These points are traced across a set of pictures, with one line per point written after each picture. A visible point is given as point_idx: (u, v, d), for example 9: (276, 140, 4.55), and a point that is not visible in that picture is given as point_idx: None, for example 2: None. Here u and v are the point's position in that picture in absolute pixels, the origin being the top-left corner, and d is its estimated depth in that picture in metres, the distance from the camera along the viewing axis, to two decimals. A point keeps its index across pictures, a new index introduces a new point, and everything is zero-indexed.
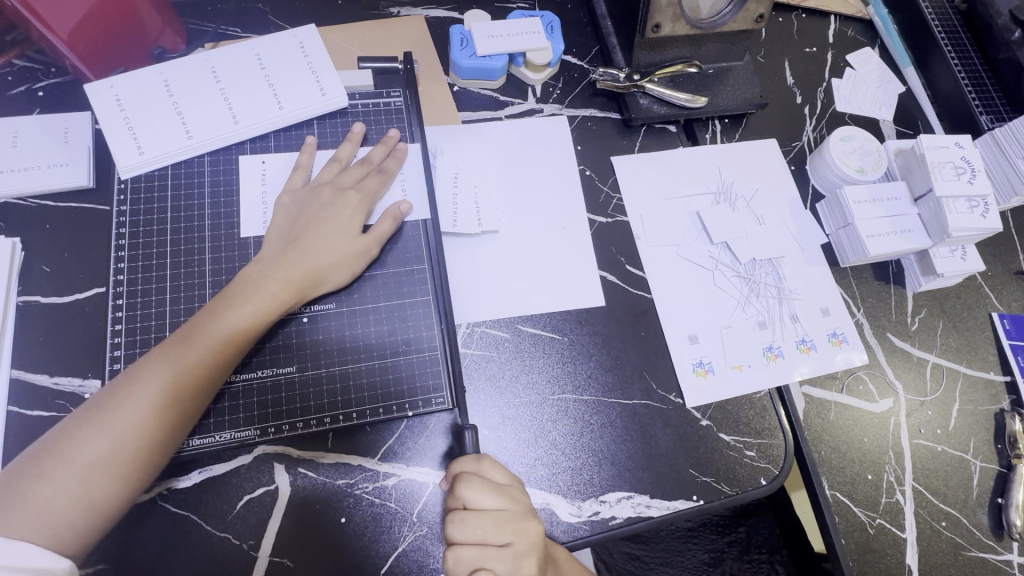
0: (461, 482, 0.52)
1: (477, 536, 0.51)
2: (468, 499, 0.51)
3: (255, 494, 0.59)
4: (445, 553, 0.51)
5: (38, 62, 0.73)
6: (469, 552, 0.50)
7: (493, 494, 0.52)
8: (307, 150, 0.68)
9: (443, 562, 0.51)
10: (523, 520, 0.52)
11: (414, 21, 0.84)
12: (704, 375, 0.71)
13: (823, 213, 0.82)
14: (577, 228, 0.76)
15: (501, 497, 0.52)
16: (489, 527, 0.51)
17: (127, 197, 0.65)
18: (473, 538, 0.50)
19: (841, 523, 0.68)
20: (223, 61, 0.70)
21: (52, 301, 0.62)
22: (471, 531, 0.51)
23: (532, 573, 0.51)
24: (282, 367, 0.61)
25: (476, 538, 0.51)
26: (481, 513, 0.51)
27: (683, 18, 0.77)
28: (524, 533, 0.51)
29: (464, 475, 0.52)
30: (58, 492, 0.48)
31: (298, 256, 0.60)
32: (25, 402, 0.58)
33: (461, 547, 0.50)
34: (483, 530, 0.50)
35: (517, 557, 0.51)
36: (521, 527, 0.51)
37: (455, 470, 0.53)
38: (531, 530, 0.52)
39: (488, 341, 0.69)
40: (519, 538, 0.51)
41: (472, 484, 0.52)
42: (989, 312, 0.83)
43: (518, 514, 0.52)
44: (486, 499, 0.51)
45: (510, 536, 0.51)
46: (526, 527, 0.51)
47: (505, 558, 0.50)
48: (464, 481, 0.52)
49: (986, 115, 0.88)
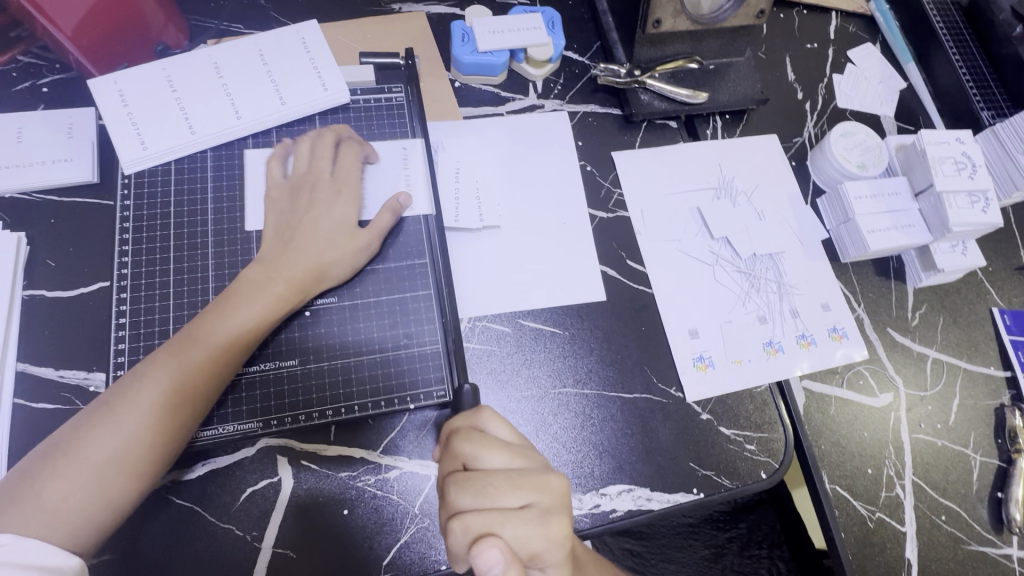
0: (462, 444, 0.49)
1: (490, 498, 0.47)
2: (472, 456, 0.49)
3: (258, 487, 0.59)
4: (452, 520, 0.46)
5: (42, 58, 0.73)
6: (481, 515, 0.46)
7: (500, 451, 0.49)
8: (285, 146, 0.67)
9: (453, 533, 0.46)
10: (541, 475, 0.49)
11: (416, 17, 0.84)
12: (704, 369, 0.71)
13: (823, 209, 0.82)
14: (578, 223, 0.76)
15: (509, 454, 0.49)
16: (501, 483, 0.47)
17: (131, 192, 0.66)
18: (483, 498, 0.46)
19: (841, 516, 0.68)
20: (226, 57, 0.71)
21: (57, 295, 0.63)
22: (480, 490, 0.47)
23: (554, 531, 0.47)
24: (285, 360, 0.62)
25: (487, 499, 0.47)
26: (490, 471, 0.48)
27: (684, 13, 0.77)
28: (541, 488, 0.48)
29: (465, 433, 0.50)
30: (71, 490, 0.49)
31: (301, 253, 0.61)
32: (31, 395, 0.59)
33: (472, 511, 0.46)
34: (494, 487, 0.47)
35: (537, 515, 0.47)
36: (540, 482, 0.48)
37: (454, 430, 0.51)
38: (548, 484, 0.48)
39: (489, 335, 0.69)
40: (535, 494, 0.48)
41: (474, 444, 0.49)
42: (990, 307, 0.83)
43: (529, 469, 0.49)
44: (493, 456, 0.49)
45: (528, 494, 0.47)
46: (542, 480, 0.48)
47: (525, 516, 0.46)
48: (465, 438, 0.49)
49: (986, 110, 0.88)
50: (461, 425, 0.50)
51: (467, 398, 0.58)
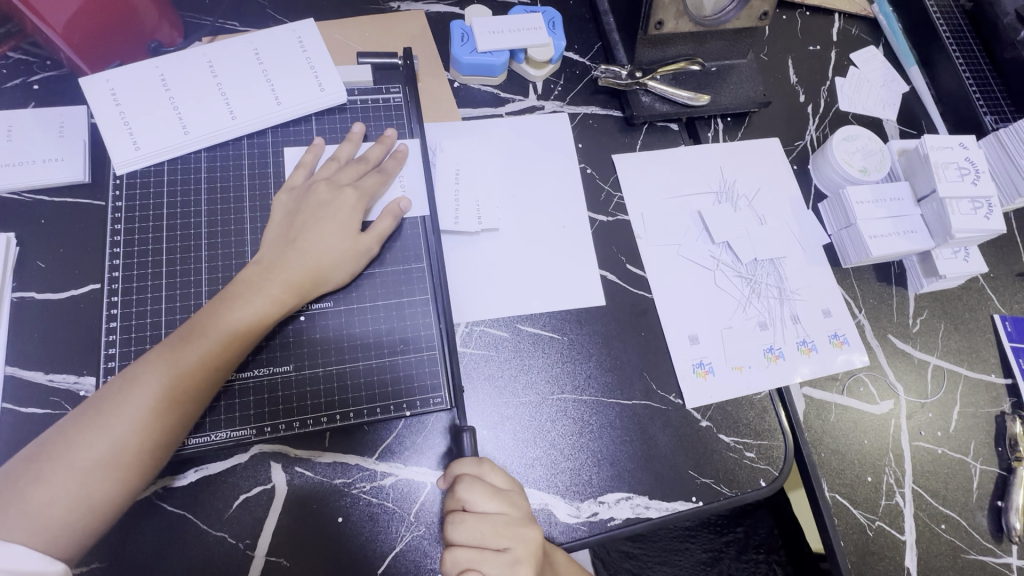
0: (459, 484, 0.52)
1: (478, 538, 0.50)
2: (467, 497, 0.51)
3: (251, 494, 0.58)
4: (443, 551, 0.50)
5: (32, 54, 0.72)
6: (467, 552, 0.50)
7: (494, 499, 0.51)
8: (312, 150, 0.67)
9: (443, 563, 0.50)
10: (523, 527, 0.51)
11: (415, 17, 0.83)
12: (704, 376, 0.70)
13: (825, 213, 0.82)
14: (577, 226, 0.75)
15: (503, 502, 0.51)
16: (491, 529, 0.50)
17: (123, 192, 0.64)
18: (473, 538, 0.50)
19: (840, 525, 0.68)
20: (220, 56, 0.69)
21: (47, 297, 0.62)
22: (472, 531, 0.50)
23: None
24: (280, 366, 0.61)
25: (477, 540, 0.50)
26: (482, 515, 0.50)
27: (687, 14, 0.76)
28: (526, 540, 0.50)
29: (465, 478, 0.52)
30: (56, 495, 0.48)
31: (297, 257, 0.60)
32: (19, 399, 0.58)
33: (461, 548, 0.50)
34: (484, 531, 0.50)
35: (515, 565, 0.50)
36: (519, 534, 0.50)
37: (457, 468, 0.53)
38: (528, 537, 0.51)
39: (487, 340, 0.68)
40: (520, 543, 0.50)
41: (470, 487, 0.51)
42: (991, 314, 0.82)
43: (516, 519, 0.51)
44: (487, 502, 0.51)
45: (510, 542, 0.50)
46: (527, 534, 0.51)
47: (505, 563, 0.49)
48: (466, 483, 0.51)
49: (989, 115, 0.87)
50: (462, 466, 0.52)
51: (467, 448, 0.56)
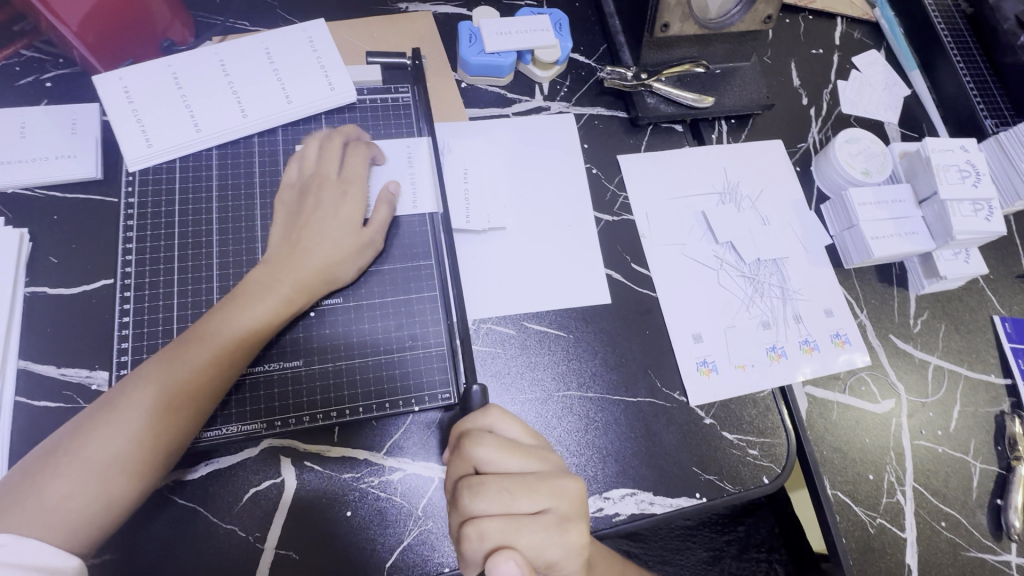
0: (473, 447, 0.49)
1: (506, 503, 0.47)
2: (483, 459, 0.49)
3: (261, 488, 0.59)
4: (467, 525, 0.47)
5: (46, 52, 0.73)
6: (497, 521, 0.46)
7: (513, 456, 0.49)
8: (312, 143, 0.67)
9: (468, 538, 0.47)
10: (558, 479, 0.49)
11: (423, 17, 0.84)
12: (708, 374, 0.71)
13: (827, 214, 0.83)
14: (583, 226, 0.76)
15: (522, 458, 0.50)
16: (514, 488, 0.47)
17: (135, 189, 0.65)
18: (498, 504, 0.47)
19: (842, 522, 0.68)
20: (232, 55, 0.70)
21: (59, 292, 0.62)
22: (494, 496, 0.47)
23: (571, 539, 0.48)
24: (290, 361, 0.61)
25: (503, 505, 0.47)
26: (503, 475, 0.48)
27: (692, 17, 0.77)
28: (556, 493, 0.48)
29: (476, 435, 0.50)
30: (72, 490, 0.48)
31: (307, 255, 0.61)
32: (32, 393, 0.58)
33: (487, 517, 0.47)
34: (510, 491, 0.47)
35: (556, 522, 0.48)
36: (556, 486, 0.49)
37: (465, 432, 0.51)
38: (565, 488, 0.49)
39: (494, 337, 0.69)
40: (553, 500, 0.48)
41: (487, 448, 0.49)
42: (991, 315, 0.83)
43: (546, 473, 0.49)
44: (505, 460, 0.49)
45: (545, 499, 0.48)
46: (556, 486, 0.49)
47: (543, 522, 0.47)
48: (476, 440, 0.50)
49: (990, 119, 0.88)
50: (472, 428, 0.50)
51: (476, 400, 0.57)
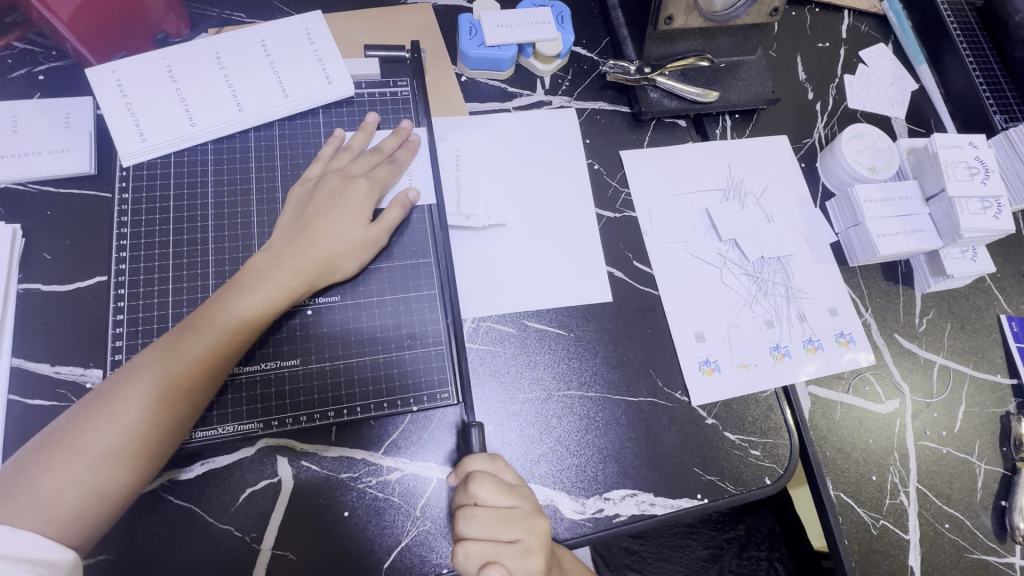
0: (471, 483, 0.51)
1: (488, 534, 0.50)
2: (478, 494, 0.51)
3: (257, 487, 0.58)
4: (455, 548, 0.50)
5: (38, 44, 0.71)
6: (479, 548, 0.49)
7: (505, 494, 0.51)
8: (333, 142, 0.67)
9: (453, 559, 0.50)
10: (535, 518, 0.51)
11: (422, 9, 0.82)
12: (710, 373, 0.70)
13: (832, 211, 0.81)
14: (585, 222, 0.75)
15: (512, 497, 0.51)
16: (498, 522, 0.50)
17: (129, 184, 0.64)
18: (482, 534, 0.49)
19: (844, 523, 0.68)
20: (227, 47, 0.69)
21: (52, 289, 0.61)
22: (480, 526, 0.50)
23: (541, 571, 0.49)
24: (286, 360, 0.61)
25: (486, 533, 0.49)
26: (492, 510, 0.50)
27: (697, 9, 0.75)
28: (534, 530, 0.50)
29: (476, 474, 0.52)
30: (66, 483, 0.48)
31: (305, 246, 0.60)
32: (25, 391, 0.58)
33: (472, 541, 0.50)
34: (493, 524, 0.50)
35: (526, 554, 0.49)
36: (533, 525, 0.50)
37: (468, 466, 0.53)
38: (540, 528, 0.51)
39: (494, 336, 0.68)
40: (527, 533, 0.50)
41: (482, 485, 0.51)
42: (997, 314, 0.82)
43: (529, 512, 0.51)
44: (498, 497, 0.51)
45: (521, 533, 0.50)
46: (534, 523, 0.51)
47: (516, 554, 0.49)
48: (477, 480, 0.51)
49: (999, 114, 0.87)
50: (475, 467, 0.52)
51: (473, 439, 0.57)
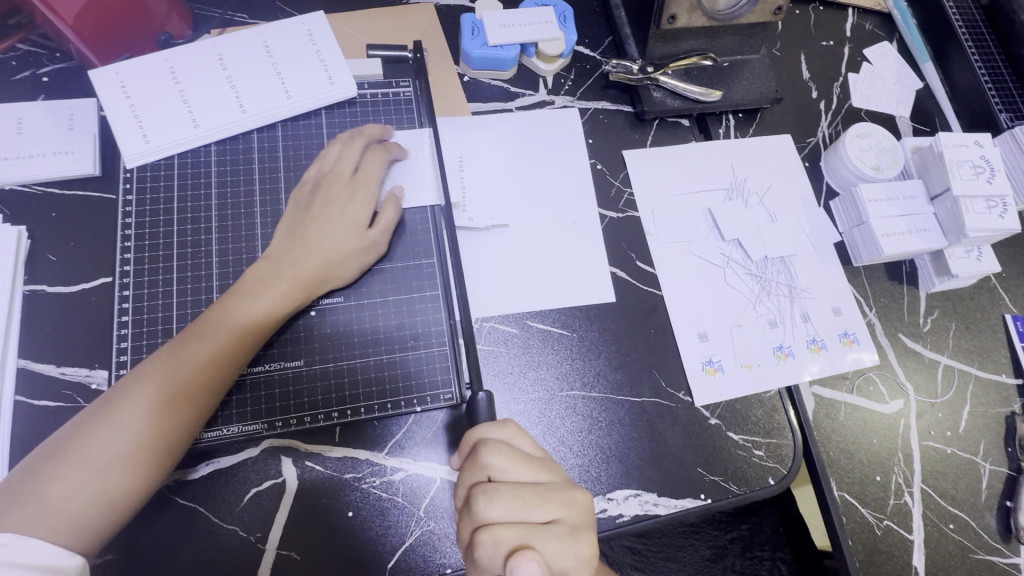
0: (489, 455, 0.49)
1: (520, 511, 0.47)
2: (498, 468, 0.49)
3: (262, 488, 0.58)
4: (480, 533, 0.46)
5: (42, 46, 0.71)
6: (513, 530, 0.46)
7: (528, 465, 0.49)
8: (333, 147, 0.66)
9: (482, 546, 0.46)
10: (568, 490, 0.49)
11: (424, 10, 0.82)
12: (713, 374, 0.70)
13: (837, 211, 0.81)
14: (588, 223, 0.75)
15: (535, 469, 0.50)
16: (529, 497, 0.47)
17: (133, 186, 0.64)
18: (512, 512, 0.47)
19: (848, 523, 0.68)
20: (230, 48, 0.69)
21: (57, 290, 0.62)
22: (509, 503, 0.47)
23: (580, 548, 0.48)
24: (291, 361, 0.61)
25: (517, 512, 0.47)
26: (519, 484, 0.48)
27: (700, 9, 0.75)
28: (568, 503, 0.49)
29: (492, 445, 0.49)
30: (74, 490, 0.48)
31: (308, 251, 0.60)
32: (31, 392, 0.58)
33: (501, 525, 0.46)
34: (523, 501, 0.47)
35: (567, 532, 0.48)
36: (569, 498, 0.49)
37: (481, 439, 0.50)
38: (576, 500, 0.49)
39: (497, 336, 0.68)
40: (565, 509, 0.48)
41: (502, 457, 0.49)
42: (1003, 314, 0.81)
43: (558, 484, 0.50)
44: (521, 469, 0.49)
45: (557, 508, 0.48)
46: (570, 496, 0.49)
47: (554, 531, 0.47)
48: (493, 449, 0.49)
49: (1004, 112, 0.86)
50: (490, 435, 0.50)
51: (482, 409, 0.56)
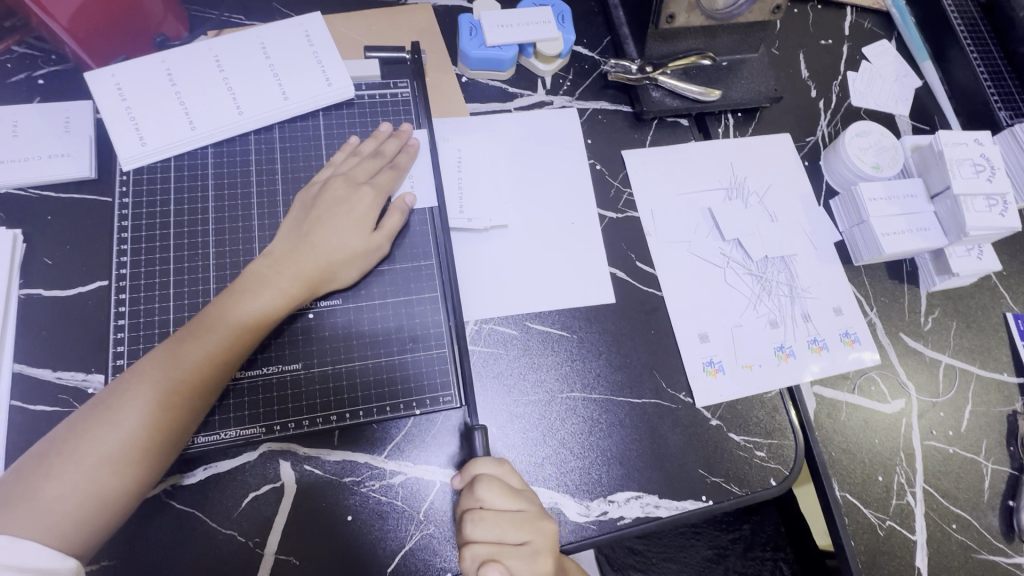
0: (478, 482, 0.51)
1: (496, 536, 0.49)
2: (484, 493, 0.50)
3: (261, 492, 0.58)
4: (460, 551, 0.49)
5: (37, 48, 0.71)
6: (486, 549, 0.48)
7: (512, 494, 0.51)
8: (345, 150, 0.67)
9: (459, 563, 0.48)
10: (545, 521, 0.50)
11: (421, 10, 0.82)
12: (714, 374, 0.70)
13: (837, 210, 0.81)
14: (587, 223, 0.75)
15: (522, 498, 0.51)
16: (507, 523, 0.49)
17: (130, 188, 0.64)
18: (489, 535, 0.49)
19: (851, 524, 0.67)
20: (227, 50, 0.68)
21: (54, 294, 0.61)
22: (488, 526, 0.49)
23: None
24: (289, 364, 0.60)
25: (494, 536, 0.49)
26: (501, 510, 0.50)
27: (699, 8, 0.75)
28: (543, 533, 0.50)
29: (482, 472, 0.51)
30: (67, 491, 0.47)
31: (307, 252, 0.59)
32: (27, 397, 0.57)
33: (478, 544, 0.49)
34: (501, 526, 0.49)
35: (538, 557, 0.49)
36: (542, 527, 0.50)
37: (476, 467, 0.52)
38: (549, 529, 0.50)
39: (496, 338, 0.68)
40: (539, 538, 0.49)
41: (489, 483, 0.50)
42: (1004, 313, 0.81)
43: (540, 512, 0.51)
44: (506, 496, 0.50)
45: (531, 536, 0.49)
46: (543, 526, 0.50)
47: (526, 557, 0.48)
48: (483, 478, 0.51)
49: (1003, 111, 0.86)
50: (483, 465, 0.51)
51: (481, 432, 0.56)
